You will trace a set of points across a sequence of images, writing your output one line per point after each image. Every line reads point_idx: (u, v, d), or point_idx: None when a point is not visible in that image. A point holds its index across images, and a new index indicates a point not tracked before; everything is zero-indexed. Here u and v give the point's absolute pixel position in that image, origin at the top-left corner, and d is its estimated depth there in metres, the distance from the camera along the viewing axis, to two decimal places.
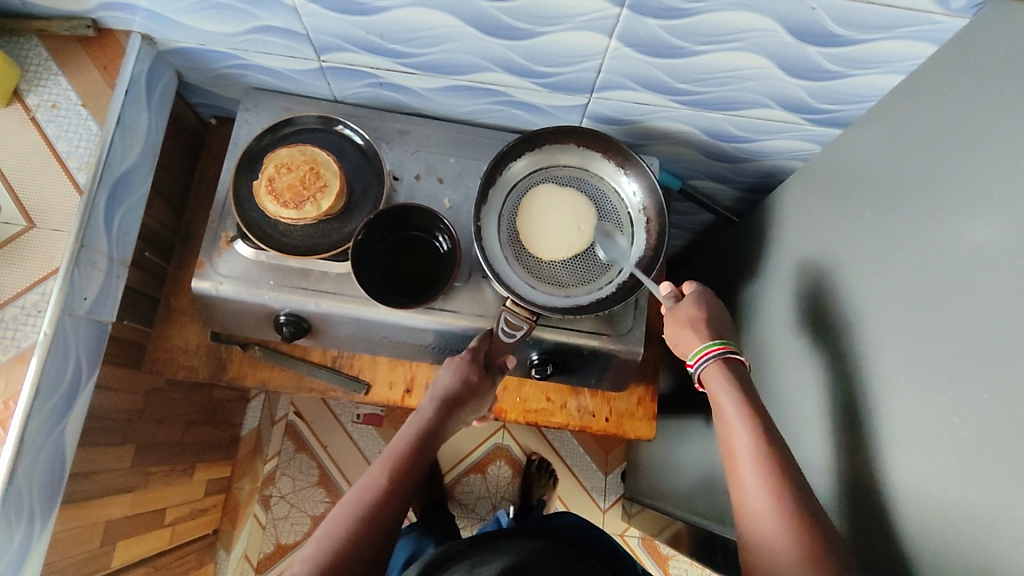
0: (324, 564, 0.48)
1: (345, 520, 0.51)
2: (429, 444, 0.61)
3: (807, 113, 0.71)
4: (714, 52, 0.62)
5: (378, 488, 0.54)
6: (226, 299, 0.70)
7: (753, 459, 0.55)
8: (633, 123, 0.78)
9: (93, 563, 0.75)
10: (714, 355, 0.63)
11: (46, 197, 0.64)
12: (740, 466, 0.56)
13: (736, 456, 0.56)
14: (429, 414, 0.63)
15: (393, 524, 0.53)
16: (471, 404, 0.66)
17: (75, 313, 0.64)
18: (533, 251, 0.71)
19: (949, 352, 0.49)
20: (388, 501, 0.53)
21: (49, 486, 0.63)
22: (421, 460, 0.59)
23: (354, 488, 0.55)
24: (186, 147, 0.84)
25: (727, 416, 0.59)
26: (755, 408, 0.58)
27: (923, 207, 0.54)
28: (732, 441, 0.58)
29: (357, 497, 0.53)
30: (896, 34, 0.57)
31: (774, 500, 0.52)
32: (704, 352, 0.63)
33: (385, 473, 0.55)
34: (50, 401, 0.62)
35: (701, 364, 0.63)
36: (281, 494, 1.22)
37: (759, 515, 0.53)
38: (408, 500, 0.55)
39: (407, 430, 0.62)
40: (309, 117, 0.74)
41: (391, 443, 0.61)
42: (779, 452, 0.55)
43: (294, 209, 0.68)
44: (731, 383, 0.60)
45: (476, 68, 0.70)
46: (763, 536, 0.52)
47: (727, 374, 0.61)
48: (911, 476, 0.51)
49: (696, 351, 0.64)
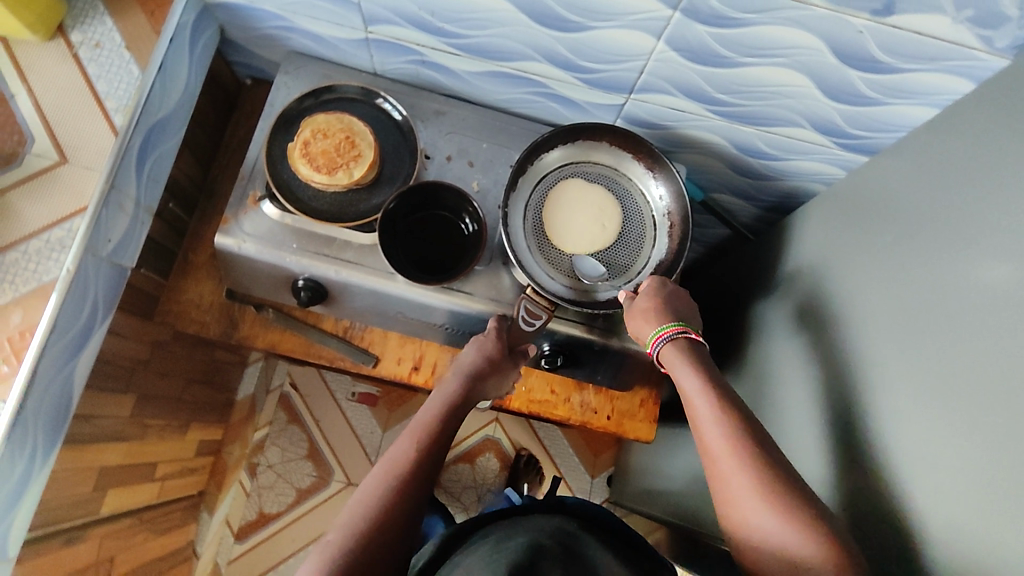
0: (360, 532, 0.48)
1: (378, 491, 0.51)
2: (454, 417, 0.62)
3: (838, 137, 0.71)
4: (758, 65, 0.63)
5: (408, 459, 0.54)
6: (248, 258, 0.70)
7: (719, 430, 0.57)
8: (665, 129, 0.79)
9: (82, 507, 0.75)
10: (667, 339, 0.64)
11: (81, 135, 0.64)
12: (707, 437, 0.57)
13: (699, 428, 0.59)
14: (455, 389, 0.64)
15: (423, 494, 0.53)
16: (493, 381, 0.67)
17: (98, 253, 0.63)
18: (555, 243, 0.72)
19: (959, 376, 0.50)
20: (418, 472, 0.54)
21: (54, 420, 0.62)
22: (447, 432, 0.59)
23: (382, 459, 0.55)
24: (219, 105, 0.85)
25: (688, 392, 0.61)
26: (712, 383, 0.60)
27: (944, 235, 0.55)
28: (694, 415, 0.60)
29: (387, 469, 0.53)
30: (936, 66, 0.58)
31: (737, 465, 0.54)
32: (658, 336, 0.64)
33: (414, 445, 0.56)
34: (65, 337, 0.61)
35: (658, 347, 0.65)
36: (269, 464, 1.21)
37: (728, 480, 0.55)
38: (435, 471, 0.56)
39: (433, 403, 0.62)
40: (351, 87, 0.74)
41: (415, 416, 0.61)
42: (736, 415, 0.57)
43: (326, 175, 0.68)
44: (684, 360, 0.63)
45: (520, 56, 0.70)
46: (741, 509, 0.53)
47: (681, 353, 0.64)
48: (917, 496, 0.52)
49: (650, 336, 0.65)
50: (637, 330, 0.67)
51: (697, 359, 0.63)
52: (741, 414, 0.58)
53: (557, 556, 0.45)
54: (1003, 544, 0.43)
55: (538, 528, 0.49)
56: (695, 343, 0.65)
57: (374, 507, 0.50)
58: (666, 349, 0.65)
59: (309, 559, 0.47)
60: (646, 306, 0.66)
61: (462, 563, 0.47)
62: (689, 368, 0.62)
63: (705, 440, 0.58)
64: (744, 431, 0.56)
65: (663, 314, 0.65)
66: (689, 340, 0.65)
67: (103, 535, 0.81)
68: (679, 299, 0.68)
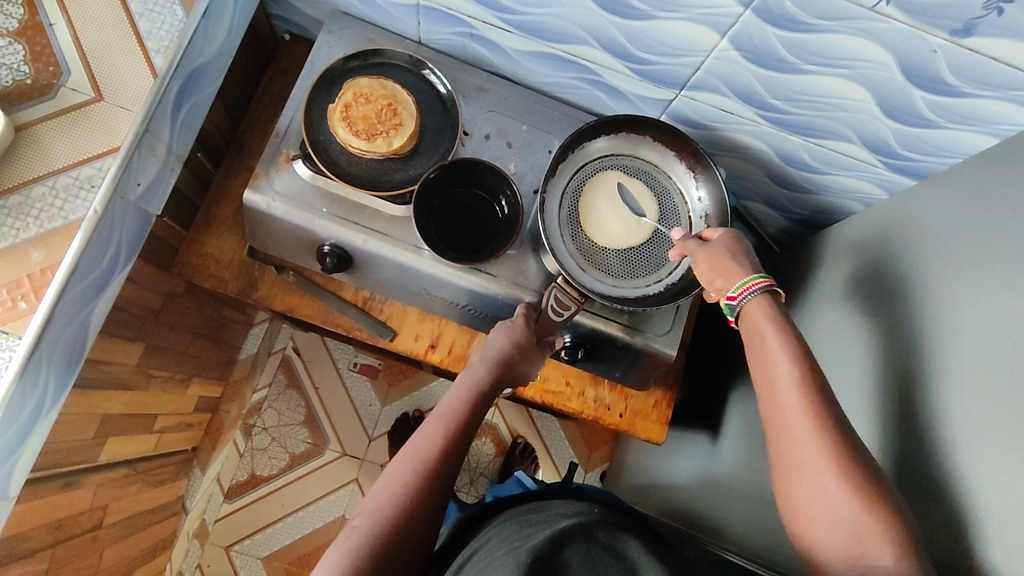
0: (385, 522, 0.48)
1: (404, 478, 0.51)
2: (481, 403, 0.60)
3: (887, 157, 0.70)
4: (821, 73, 0.62)
5: (436, 447, 0.53)
6: (275, 218, 0.68)
7: (793, 393, 0.52)
8: (710, 129, 0.77)
9: (81, 453, 0.73)
10: (753, 293, 0.58)
11: (119, 73, 0.62)
12: (779, 398, 0.53)
13: (772, 385, 0.54)
14: (483, 374, 0.62)
15: (447, 487, 0.53)
16: (521, 367, 0.66)
17: (126, 197, 0.62)
18: (589, 235, 0.71)
19: (1003, 412, 0.49)
20: (444, 460, 0.53)
21: (67, 363, 0.61)
22: (474, 419, 0.58)
23: (409, 443, 0.54)
24: (254, 57, 0.82)
25: (766, 342, 0.55)
26: (797, 349, 0.54)
27: (994, 268, 0.55)
28: (770, 380, 0.54)
29: (414, 454, 0.52)
30: (1003, 95, 0.56)
31: (810, 432, 0.50)
32: (745, 288, 0.59)
33: (441, 434, 0.54)
34: (85, 279, 0.60)
35: (744, 299, 0.59)
36: (264, 426, 1.20)
37: (799, 445, 0.50)
38: (461, 457, 0.55)
39: (459, 387, 0.61)
40: (398, 54, 0.72)
41: (441, 399, 0.59)
42: (817, 383, 0.52)
43: (365, 140, 0.67)
44: (774, 313, 0.57)
45: (573, 39, 0.69)
46: (806, 480, 0.49)
47: (766, 309, 0.58)
48: (955, 527, 0.51)
49: (738, 285, 0.60)
50: (721, 276, 0.61)
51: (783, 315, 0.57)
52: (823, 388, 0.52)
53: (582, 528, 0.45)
54: None
55: (566, 510, 0.47)
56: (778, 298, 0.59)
57: (400, 496, 0.49)
58: (752, 303, 0.59)
59: (332, 544, 0.47)
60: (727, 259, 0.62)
61: (486, 549, 0.47)
62: (772, 322, 0.57)
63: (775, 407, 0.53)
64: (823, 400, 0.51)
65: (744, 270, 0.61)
66: (773, 293, 0.59)
67: (99, 483, 0.80)
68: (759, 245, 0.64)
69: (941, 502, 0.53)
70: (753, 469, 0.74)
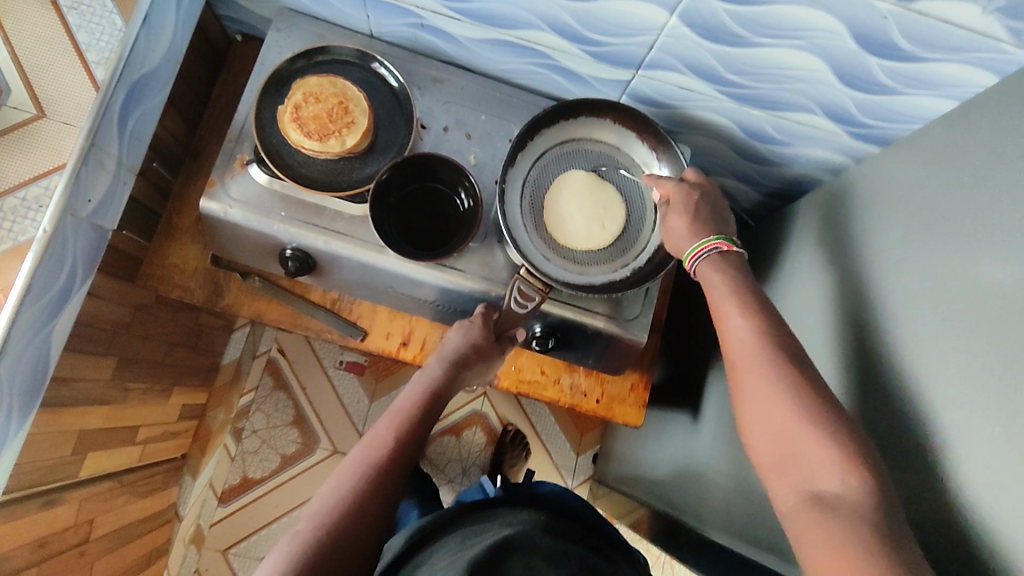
0: (331, 521, 0.49)
1: (352, 479, 0.52)
2: (434, 404, 0.62)
3: (850, 126, 0.69)
4: (774, 45, 0.60)
5: (384, 448, 0.55)
6: (234, 224, 0.68)
7: (754, 356, 0.52)
8: (671, 108, 0.76)
9: (60, 471, 0.74)
10: (701, 258, 0.60)
11: (61, 87, 0.61)
12: (739, 365, 0.53)
13: (733, 350, 0.54)
14: (437, 375, 0.63)
15: (399, 485, 0.54)
16: (477, 367, 0.67)
17: (77, 214, 0.61)
18: (554, 223, 0.69)
19: (954, 382, 0.48)
20: (393, 460, 0.55)
21: (30, 386, 0.61)
22: (426, 420, 0.60)
23: (359, 446, 0.56)
24: (206, 60, 0.81)
25: (721, 312, 0.56)
26: (754, 308, 0.55)
27: (948, 235, 0.54)
28: (732, 344, 0.55)
29: (362, 455, 0.54)
30: (956, 58, 0.55)
31: (768, 392, 0.50)
32: (694, 254, 0.60)
33: (391, 435, 0.56)
34: (41, 300, 0.59)
35: (695, 266, 0.60)
36: (253, 429, 1.21)
37: (761, 408, 0.50)
38: (412, 458, 0.57)
39: (413, 390, 0.63)
40: (346, 49, 0.71)
41: (394, 403, 0.62)
42: (776, 341, 0.52)
43: (317, 141, 0.65)
44: (726, 280, 0.58)
45: (523, 24, 0.67)
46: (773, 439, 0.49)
47: (718, 273, 0.58)
48: (909, 501, 0.51)
49: (687, 253, 0.61)
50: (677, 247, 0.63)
51: (739, 279, 0.57)
52: (779, 333, 0.53)
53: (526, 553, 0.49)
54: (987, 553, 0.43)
55: (507, 526, 0.53)
56: (732, 257, 0.60)
57: (346, 496, 0.51)
58: (705, 266, 0.60)
59: (278, 544, 0.49)
60: (681, 223, 0.62)
61: (433, 559, 0.51)
62: (728, 288, 0.57)
63: (731, 357, 0.54)
64: (782, 360, 0.51)
65: (696, 231, 0.61)
66: (725, 254, 0.60)
67: (83, 498, 0.80)
68: (713, 197, 0.64)
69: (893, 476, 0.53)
70: (730, 449, 0.74)
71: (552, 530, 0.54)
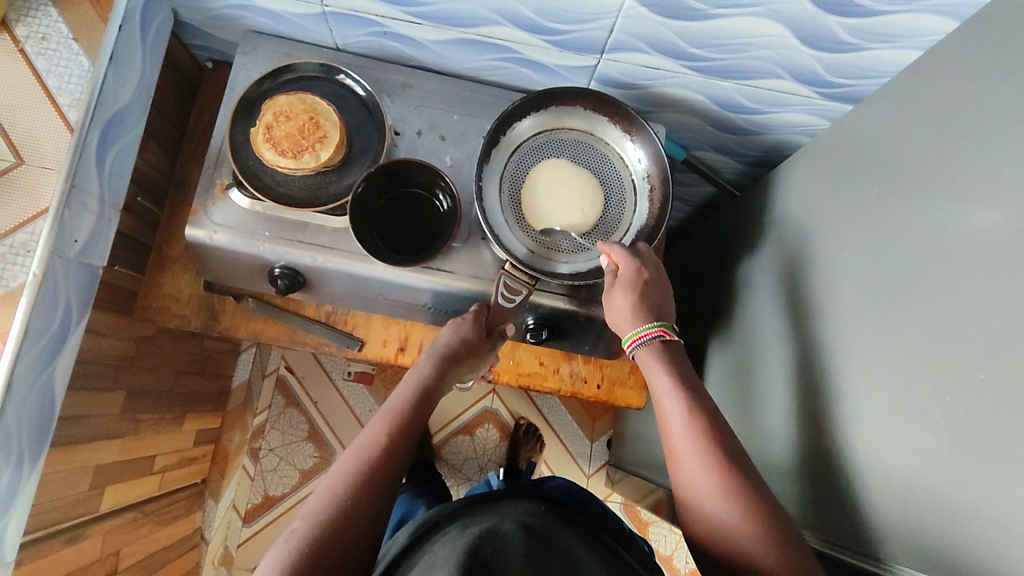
0: (326, 520, 0.50)
1: (346, 478, 0.53)
2: (428, 401, 0.63)
3: (819, 87, 0.69)
4: (733, 16, 0.60)
5: (378, 446, 0.56)
6: (221, 248, 0.68)
7: (688, 441, 0.56)
8: (641, 88, 0.76)
9: (80, 506, 0.76)
10: (643, 343, 0.63)
11: (35, 134, 0.62)
12: (673, 444, 0.58)
13: (669, 432, 0.58)
14: (429, 371, 0.64)
15: (392, 482, 0.55)
16: (470, 363, 0.68)
17: (65, 254, 0.62)
18: (531, 199, 0.70)
19: (940, 333, 0.48)
20: (387, 458, 0.56)
21: (39, 425, 0.63)
22: (419, 417, 0.61)
23: (353, 445, 0.57)
24: (180, 90, 0.82)
25: (660, 392, 0.60)
26: (688, 392, 0.59)
27: (920, 186, 0.53)
28: (666, 424, 0.59)
29: (357, 455, 0.56)
30: (915, 7, 0.56)
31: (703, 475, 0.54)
32: (635, 338, 0.63)
33: (384, 432, 0.58)
34: (39, 342, 0.60)
35: (635, 349, 0.64)
36: (270, 447, 1.23)
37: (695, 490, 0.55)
38: (407, 455, 0.58)
39: (405, 387, 0.63)
40: (311, 64, 0.71)
41: (388, 399, 0.63)
42: (708, 425, 0.57)
43: (292, 158, 0.66)
44: (663, 363, 0.62)
45: (484, 21, 0.68)
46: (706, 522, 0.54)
47: (660, 357, 0.62)
48: (889, 454, 0.51)
49: (628, 336, 0.64)
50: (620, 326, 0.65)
51: (674, 360, 0.62)
52: (713, 420, 0.58)
53: (521, 543, 0.50)
54: (970, 500, 0.43)
55: (507, 514, 0.54)
56: (673, 344, 0.64)
57: (341, 495, 0.52)
58: (643, 351, 0.63)
59: (275, 544, 0.50)
60: (625, 302, 0.65)
61: (432, 550, 0.52)
62: (664, 368, 0.61)
63: (671, 438, 0.58)
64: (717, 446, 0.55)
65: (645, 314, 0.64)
66: (668, 341, 0.63)
67: (107, 531, 0.82)
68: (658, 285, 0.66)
69: (873, 432, 0.53)
70: None
71: (553, 516, 0.55)
